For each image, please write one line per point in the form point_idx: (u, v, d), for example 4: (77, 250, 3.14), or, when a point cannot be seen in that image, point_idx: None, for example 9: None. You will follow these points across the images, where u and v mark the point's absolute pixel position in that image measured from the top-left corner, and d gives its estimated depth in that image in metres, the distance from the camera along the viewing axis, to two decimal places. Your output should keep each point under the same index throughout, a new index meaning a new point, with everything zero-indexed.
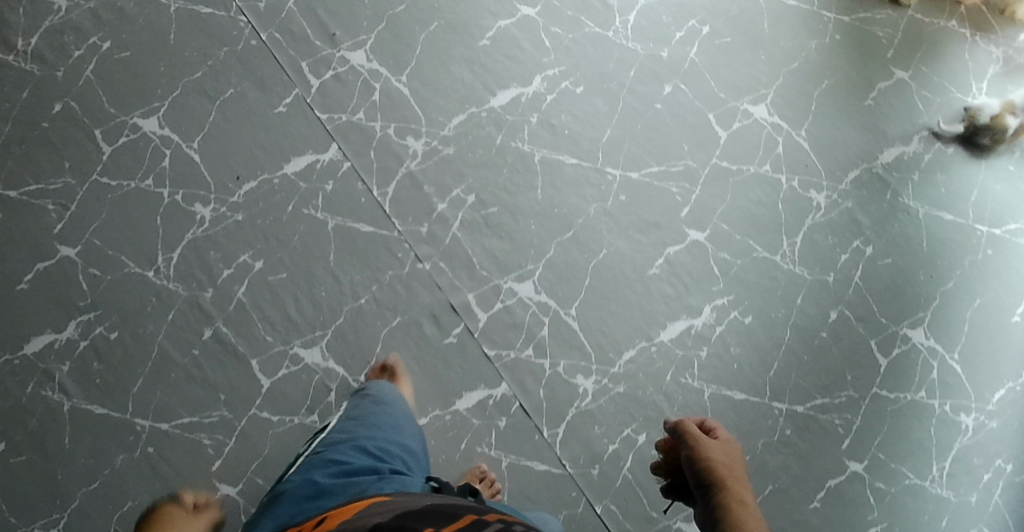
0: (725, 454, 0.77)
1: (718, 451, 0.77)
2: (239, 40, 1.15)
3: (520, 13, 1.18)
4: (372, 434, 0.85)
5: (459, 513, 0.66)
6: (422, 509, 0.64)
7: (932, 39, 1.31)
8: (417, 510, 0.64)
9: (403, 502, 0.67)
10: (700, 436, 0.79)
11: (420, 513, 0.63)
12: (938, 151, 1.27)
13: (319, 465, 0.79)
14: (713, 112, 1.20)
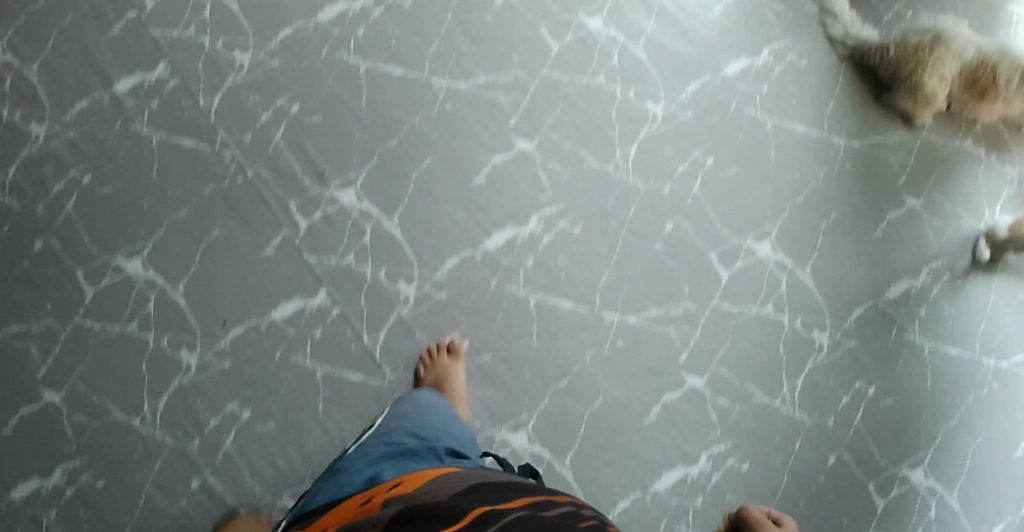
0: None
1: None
2: (225, 176, 1.11)
3: (517, 147, 1.14)
4: (433, 420, 0.88)
5: (531, 492, 0.70)
6: (498, 490, 0.68)
7: (946, 162, 1.26)
8: (494, 491, 0.68)
9: (478, 478, 0.71)
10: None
11: (499, 494, 0.67)
12: (947, 282, 1.23)
13: (388, 437, 0.82)
14: (715, 251, 1.15)
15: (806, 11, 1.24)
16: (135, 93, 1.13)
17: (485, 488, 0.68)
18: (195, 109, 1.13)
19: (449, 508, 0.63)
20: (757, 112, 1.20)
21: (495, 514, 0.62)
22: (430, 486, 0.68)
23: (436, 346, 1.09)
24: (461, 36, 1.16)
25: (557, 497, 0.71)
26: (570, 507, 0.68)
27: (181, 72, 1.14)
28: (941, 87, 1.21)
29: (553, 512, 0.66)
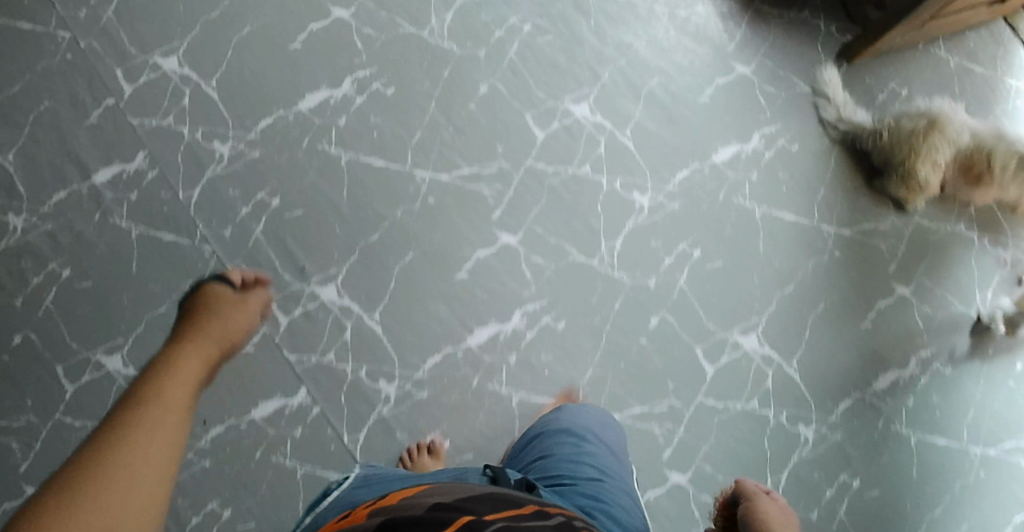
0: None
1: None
2: (205, 271, 1.09)
3: (500, 242, 1.13)
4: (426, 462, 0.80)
5: (522, 501, 0.63)
6: (486, 500, 0.61)
7: (937, 247, 1.24)
8: (479, 500, 0.61)
9: (463, 488, 0.64)
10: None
11: (484, 503, 0.60)
12: (934, 372, 1.21)
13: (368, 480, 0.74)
14: (702, 345, 1.14)
15: (797, 94, 1.24)
16: (114, 183, 1.12)
17: (469, 498, 0.61)
18: (175, 200, 1.11)
19: (425, 522, 0.55)
20: (746, 201, 1.19)
21: (477, 523, 0.55)
22: (407, 503, 0.61)
23: (420, 443, 1.05)
24: (445, 126, 1.16)
25: (552, 508, 0.64)
26: (563, 518, 0.61)
27: (160, 163, 1.12)
28: (934, 173, 1.18)
29: (545, 524, 0.58)
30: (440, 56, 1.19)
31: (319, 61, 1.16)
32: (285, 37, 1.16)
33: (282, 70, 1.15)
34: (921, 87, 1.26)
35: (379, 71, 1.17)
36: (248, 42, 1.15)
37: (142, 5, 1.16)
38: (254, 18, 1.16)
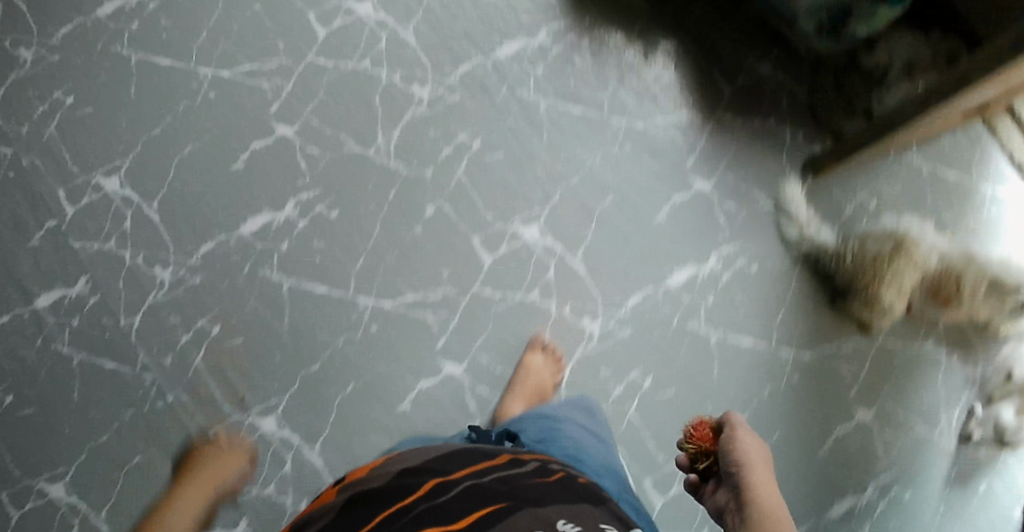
0: (763, 459, 0.73)
1: (755, 449, 0.74)
2: (146, 401, 1.08)
3: (445, 371, 1.10)
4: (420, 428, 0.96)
5: (492, 455, 0.76)
6: (453, 460, 0.74)
7: (902, 370, 1.20)
8: (453, 459, 0.74)
9: (437, 451, 0.77)
10: (742, 430, 0.76)
11: (456, 462, 0.73)
12: (893, 498, 1.17)
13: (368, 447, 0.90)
14: (651, 476, 1.10)
15: (759, 213, 1.17)
16: (55, 309, 1.10)
17: (443, 459, 0.74)
18: (117, 327, 1.10)
19: (404, 484, 0.68)
20: (701, 325, 1.14)
21: (447, 482, 0.68)
22: (385, 469, 0.74)
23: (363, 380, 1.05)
24: (391, 251, 1.11)
25: (520, 457, 0.77)
26: (532, 465, 0.74)
27: (101, 288, 1.11)
28: (899, 300, 1.13)
29: (509, 473, 0.71)
30: (386, 176, 1.12)
31: (263, 183, 1.12)
32: (226, 157, 1.12)
33: (225, 193, 1.11)
34: (887, 202, 1.20)
35: (323, 192, 1.11)
36: (190, 161, 1.12)
37: (83, 121, 1.13)
38: (196, 136, 1.12)
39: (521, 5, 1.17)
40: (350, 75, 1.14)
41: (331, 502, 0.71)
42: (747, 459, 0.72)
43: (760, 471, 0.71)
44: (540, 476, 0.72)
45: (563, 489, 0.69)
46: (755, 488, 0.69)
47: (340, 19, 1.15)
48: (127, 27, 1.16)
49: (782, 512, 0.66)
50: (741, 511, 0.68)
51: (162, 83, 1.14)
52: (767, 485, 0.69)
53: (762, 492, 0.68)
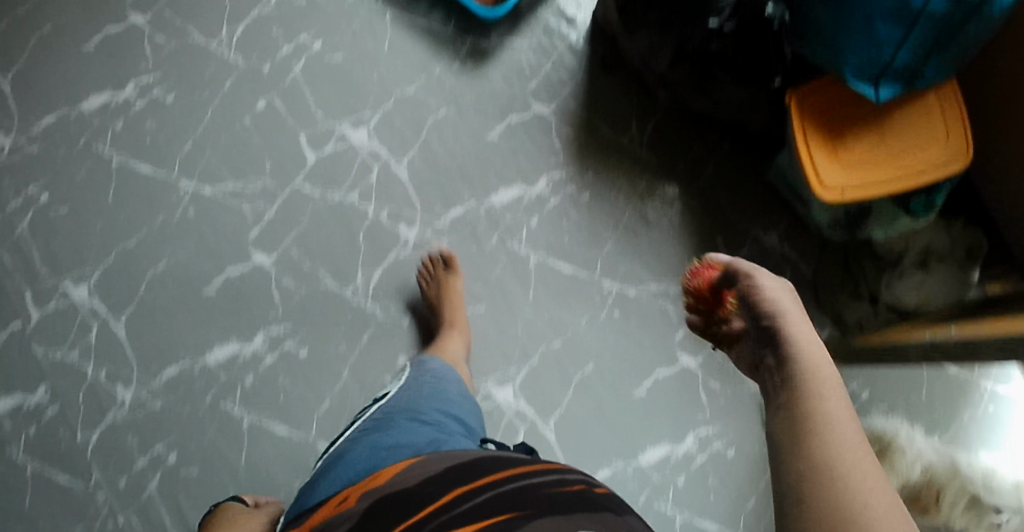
0: (796, 306, 0.54)
1: (785, 293, 0.55)
2: (96, 519, 1.02)
3: None
4: (431, 394, 0.84)
5: (517, 462, 0.68)
6: (476, 469, 0.65)
7: None
8: (474, 466, 0.66)
9: (457, 455, 0.69)
10: (759, 273, 0.57)
11: (477, 470, 0.65)
12: None
13: (379, 419, 0.79)
14: None
15: (739, 394, 1.12)
16: (13, 414, 1.05)
17: (460, 466, 0.65)
18: (72, 441, 1.04)
19: (419, 495, 0.61)
20: (668, 507, 1.07)
21: (466, 495, 0.60)
22: (401, 473, 0.65)
23: (443, 250, 1.07)
24: (358, 398, 1.07)
25: (543, 466, 0.68)
26: (559, 476, 0.66)
27: (61, 397, 1.05)
28: None
29: (534, 483, 0.63)
30: (361, 318, 1.08)
31: (234, 310, 1.07)
32: (200, 278, 1.07)
33: (195, 317, 1.06)
34: (880, 395, 1.17)
35: (294, 327, 1.07)
36: (163, 278, 1.07)
37: (58, 222, 1.08)
38: (171, 251, 1.07)
39: (524, 149, 1.12)
40: (336, 207, 1.09)
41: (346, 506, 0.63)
42: (775, 310, 0.54)
43: (800, 325, 0.53)
44: (567, 490, 0.63)
45: (590, 506, 0.61)
46: (792, 358, 0.52)
47: (332, 143, 1.09)
48: (111, 124, 1.10)
49: (834, 390, 0.50)
50: (782, 389, 0.51)
51: (142, 191, 1.08)
52: (809, 345, 0.52)
53: (811, 367, 0.51)
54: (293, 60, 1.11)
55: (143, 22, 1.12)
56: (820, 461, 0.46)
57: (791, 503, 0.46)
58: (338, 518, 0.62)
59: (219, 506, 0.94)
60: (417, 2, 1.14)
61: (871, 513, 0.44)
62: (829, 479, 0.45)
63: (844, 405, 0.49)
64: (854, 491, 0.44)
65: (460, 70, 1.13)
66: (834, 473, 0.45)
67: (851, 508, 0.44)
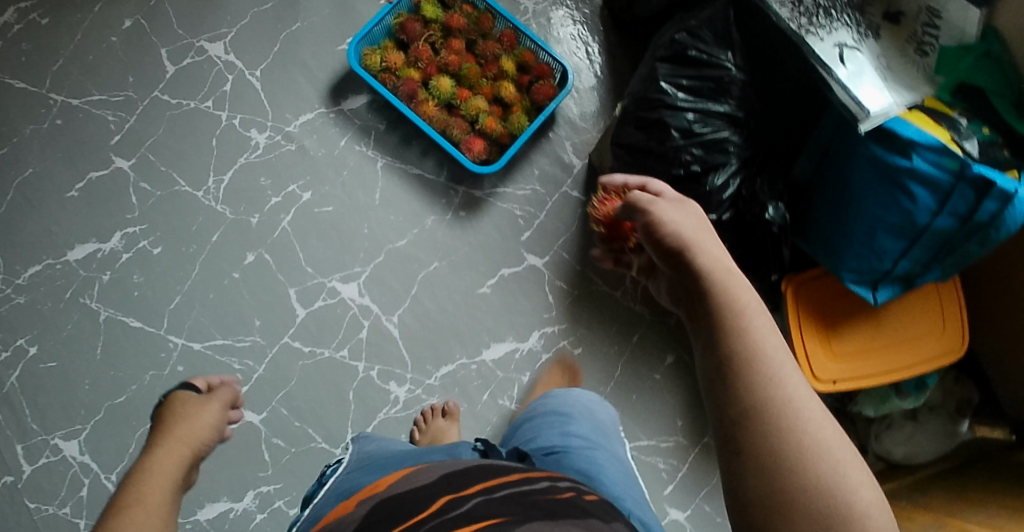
0: (696, 223, 0.60)
1: (683, 216, 0.60)
2: None
3: None
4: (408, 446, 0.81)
5: (507, 471, 0.64)
6: (470, 474, 0.62)
7: None
8: (460, 477, 0.62)
9: (448, 468, 0.66)
10: (655, 200, 0.62)
11: (464, 481, 0.61)
12: None
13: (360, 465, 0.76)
14: None
15: None
16: None
17: (445, 478, 0.62)
18: None
19: (404, 508, 0.57)
20: None
21: (452, 503, 0.56)
22: (393, 484, 0.64)
23: (444, 404, 1.05)
24: None
25: (534, 473, 0.64)
26: (550, 482, 0.62)
27: None
28: None
29: (522, 491, 0.59)
30: None
31: (224, 469, 1.05)
32: None
33: None
34: None
35: (284, 488, 1.05)
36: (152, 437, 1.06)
37: (47, 375, 1.06)
38: None
39: (516, 302, 1.11)
40: (326, 365, 1.07)
41: (339, 515, 0.62)
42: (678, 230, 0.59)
43: (699, 238, 0.59)
44: (558, 496, 0.58)
45: (579, 511, 0.56)
46: (697, 264, 0.57)
47: (322, 299, 1.08)
48: (97, 276, 1.08)
49: (743, 292, 0.55)
50: (698, 304, 0.56)
51: (129, 347, 1.07)
52: (708, 249, 0.58)
53: (710, 269, 0.56)
54: (282, 211, 1.09)
55: (127, 166, 1.10)
56: (738, 351, 0.52)
57: (719, 397, 0.52)
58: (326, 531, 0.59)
59: (172, 396, 0.94)
60: (408, 150, 1.12)
61: (784, 380, 0.51)
62: (746, 363, 0.51)
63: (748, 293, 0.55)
64: (767, 364, 0.51)
65: (452, 220, 1.11)
66: (749, 357, 0.51)
67: (768, 382, 0.50)
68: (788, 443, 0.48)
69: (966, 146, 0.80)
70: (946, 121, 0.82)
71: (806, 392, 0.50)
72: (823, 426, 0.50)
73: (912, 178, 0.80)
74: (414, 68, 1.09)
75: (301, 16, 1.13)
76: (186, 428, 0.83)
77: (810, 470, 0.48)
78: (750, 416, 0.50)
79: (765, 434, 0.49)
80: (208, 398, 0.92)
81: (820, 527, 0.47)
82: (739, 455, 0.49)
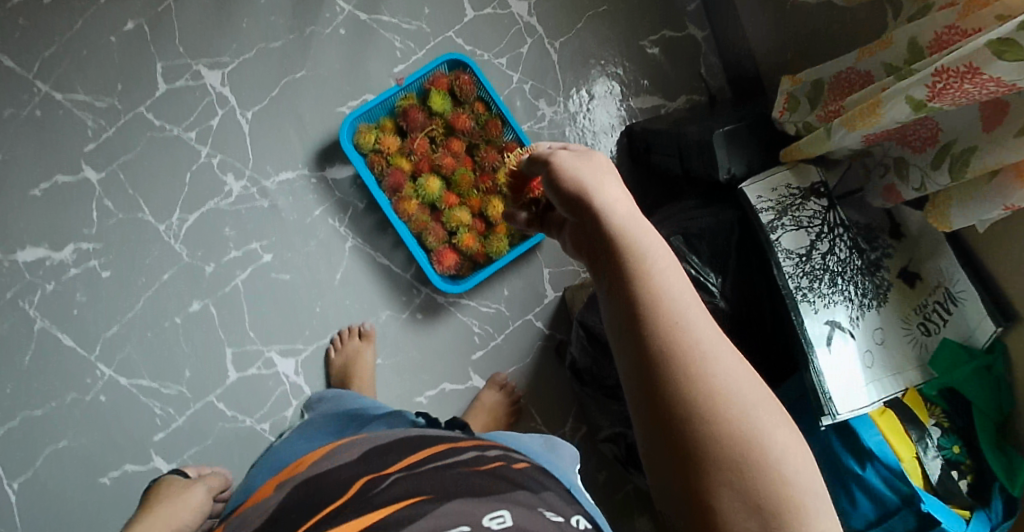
0: (600, 168, 0.54)
1: (586, 163, 0.54)
2: None
3: None
4: (354, 412, 0.82)
5: (437, 443, 0.62)
6: (396, 451, 0.59)
7: None
8: (389, 453, 0.59)
9: (377, 439, 0.64)
10: (558, 152, 0.56)
11: (391, 456, 0.58)
12: None
13: (306, 431, 0.81)
14: None
15: None
16: None
17: (378, 452, 0.60)
18: None
19: (322, 494, 0.54)
20: None
21: (371, 484, 0.53)
22: (314, 464, 0.62)
23: None
24: None
25: (464, 445, 0.62)
26: (477, 453, 0.59)
27: None
28: None
29: (446, 464, 0.56)
30: None
31: (116, 511, 1.01)
32: (96, 467, 1.01)
33: (79, 506, 1.00)
34: None
35: None
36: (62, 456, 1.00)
37: None
38: (76, 433, 1.01)
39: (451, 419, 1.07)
40: (242, 435, 1.04)
41: (264, 499, 0.59)
42: (579, 176, 0.53)
43: (607, 182, 0.53)
44: (482, 467, 0.56)
45: (504, 484, 0.53)
46: (603, 205, 0.51)
47: (256, 367, 1.05)
48: (41, 284, 1.02)
49: (652, 236, 0.50)
50: (603, 249, 0.50)
51: (56, 367, 1.01)
52: (614, 193, 0.52)
53: (615, 215, 0.50)
54: (238, 267, 1.05)
55: (96, 179, 1.04)
56: (643, 298, 0.47)
57: (628, 344, 0.47)
58: (248, 519, 0.57)
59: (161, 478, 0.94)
60: (382, 236, 1.09)
61: (689, 323, 0.46)
62: (650, 310, 0.46)
63: (651, 229, 0.50)
64: (671, 310, 0.46)
65: (408, 321, 1.08)
66: (653, 301, 0.46)
67: (673, 330, 0.45)
68: (696, 394, 0.44)
69: (928, 470, 0.72)
70: (917, 430, 0.73)
71: (715, 336, 0.46)
72: (734, 370, 0.45)
73: (859, 487, 0.72)
74: (406, 159, 1.02)
75: (308, 65, 1.07)
76: (162, 519, 0.85)
77: (718, 419, 0.43)
78: (653, 370, 0.45)
79: (672, 384, 0.44)
80: (194, 482, 0.91)
81: (739, 482, 0.43)
82: (650, 408, 0.45)
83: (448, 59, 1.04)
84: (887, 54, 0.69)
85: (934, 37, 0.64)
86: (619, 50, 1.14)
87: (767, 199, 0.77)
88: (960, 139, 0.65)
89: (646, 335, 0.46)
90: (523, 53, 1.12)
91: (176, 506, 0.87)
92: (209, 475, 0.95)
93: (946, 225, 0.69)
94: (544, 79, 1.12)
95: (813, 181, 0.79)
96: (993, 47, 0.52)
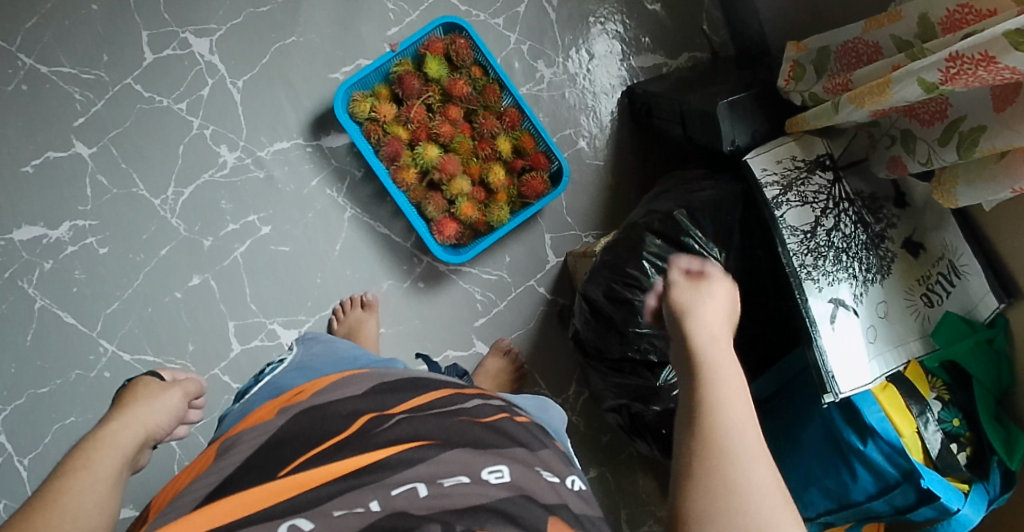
0: (704, 289, 0.57)
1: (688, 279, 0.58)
2: None
3: None
4: (346, 354, 0.79)
5: (441, 386, 0.61)
6: (400, 391, 0.59)
7: None
8: (393, 391, 0.58)
9: (380, 377, 0.62)
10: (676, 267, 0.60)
11: (394, 396, 0.58)
12: None
13: (304, 366, 0.75)
14: None
15: None
16: None
17: (383, 388, 0.59)
18: None
19: (322, 425, 0.53)
20: None
21: (374, 422, 0.53)
22: (315, 391, 0.60)
23: None
24: None
25: (468, 391, 0.61)
26: (482, 401, 0.59)
27: None
28: None
29: (448, 410, 0.56)
30: None
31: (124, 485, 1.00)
32: None
33: None
34: None
35: None
36: (70, 433, 1.00)
37: None
38: (83, 409, 1.01)
39: None
40: None
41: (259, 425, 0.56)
42: (678, 288, 0.57)
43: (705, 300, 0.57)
44: (484, 418, 0.56)
45: (502, 437, 0.54)
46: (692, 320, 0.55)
47: (260, 339, 1.05)
48: (39, 263, 1.01)
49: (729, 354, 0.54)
50: (680, 353, 0.54)
51: (59, 345, 1.01)
52: (707, 310, 0.56)
53: (701, 328, 0.54)
54: (236, 240, 1.05)
55: (88, 154, 1.01)
56: (703, 398, 0.50)
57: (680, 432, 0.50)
58: (242, 443, 0.54)
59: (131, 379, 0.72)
60: (381, 205, 1.08)
61: (738, 430, 0.49)
62: (707, 409, 0.50)
63: (728, 349, 0.54)
64: (733, 443, 0.48)
65: (411, 290, 1.08)
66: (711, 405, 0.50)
67: (722, 432, 0.48)
68: (726, 487, 0.46)
69: (929, 443, 0.73)
70: (918, 405, 0.73)
71: (759, 447, 0.49)
72: (766, 478, 0.47)
73: (859, 460, 0.73)
74: (403, 127, 1.00)
75: (298, 30, 1.04)
76: (136, 419, 0.63)
77: (737, 514, 0.45)
78: (693, 458, 0.48)
79: (705, 475, 0.47)
80: (167, 383, 0.70)
81: None
82: (680, 491, 0.47)
83: (443, 22, 1.01)
84: (896, 27, 0.67)
85: (945, 14, 0.62)
86: (618, 6, 1.10)
87: (772, 172, 0.76)
88: (969, 117, 0.63)
89: (697, 430, 0.49)
90: (520, 12, 1.08)
91: (151, 407, 0.65)
92: (186, 381, 0.72)
93: (952, 203, 0.68)
94: (542, 39, 1.09)
95: (818, 153, 0.78)
96: (1010, 38, 0.50)
